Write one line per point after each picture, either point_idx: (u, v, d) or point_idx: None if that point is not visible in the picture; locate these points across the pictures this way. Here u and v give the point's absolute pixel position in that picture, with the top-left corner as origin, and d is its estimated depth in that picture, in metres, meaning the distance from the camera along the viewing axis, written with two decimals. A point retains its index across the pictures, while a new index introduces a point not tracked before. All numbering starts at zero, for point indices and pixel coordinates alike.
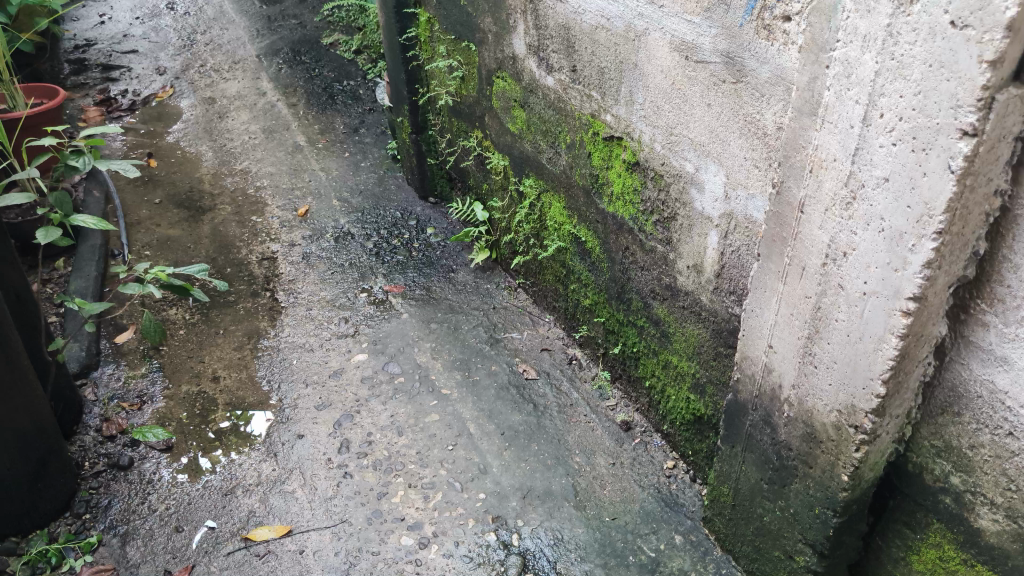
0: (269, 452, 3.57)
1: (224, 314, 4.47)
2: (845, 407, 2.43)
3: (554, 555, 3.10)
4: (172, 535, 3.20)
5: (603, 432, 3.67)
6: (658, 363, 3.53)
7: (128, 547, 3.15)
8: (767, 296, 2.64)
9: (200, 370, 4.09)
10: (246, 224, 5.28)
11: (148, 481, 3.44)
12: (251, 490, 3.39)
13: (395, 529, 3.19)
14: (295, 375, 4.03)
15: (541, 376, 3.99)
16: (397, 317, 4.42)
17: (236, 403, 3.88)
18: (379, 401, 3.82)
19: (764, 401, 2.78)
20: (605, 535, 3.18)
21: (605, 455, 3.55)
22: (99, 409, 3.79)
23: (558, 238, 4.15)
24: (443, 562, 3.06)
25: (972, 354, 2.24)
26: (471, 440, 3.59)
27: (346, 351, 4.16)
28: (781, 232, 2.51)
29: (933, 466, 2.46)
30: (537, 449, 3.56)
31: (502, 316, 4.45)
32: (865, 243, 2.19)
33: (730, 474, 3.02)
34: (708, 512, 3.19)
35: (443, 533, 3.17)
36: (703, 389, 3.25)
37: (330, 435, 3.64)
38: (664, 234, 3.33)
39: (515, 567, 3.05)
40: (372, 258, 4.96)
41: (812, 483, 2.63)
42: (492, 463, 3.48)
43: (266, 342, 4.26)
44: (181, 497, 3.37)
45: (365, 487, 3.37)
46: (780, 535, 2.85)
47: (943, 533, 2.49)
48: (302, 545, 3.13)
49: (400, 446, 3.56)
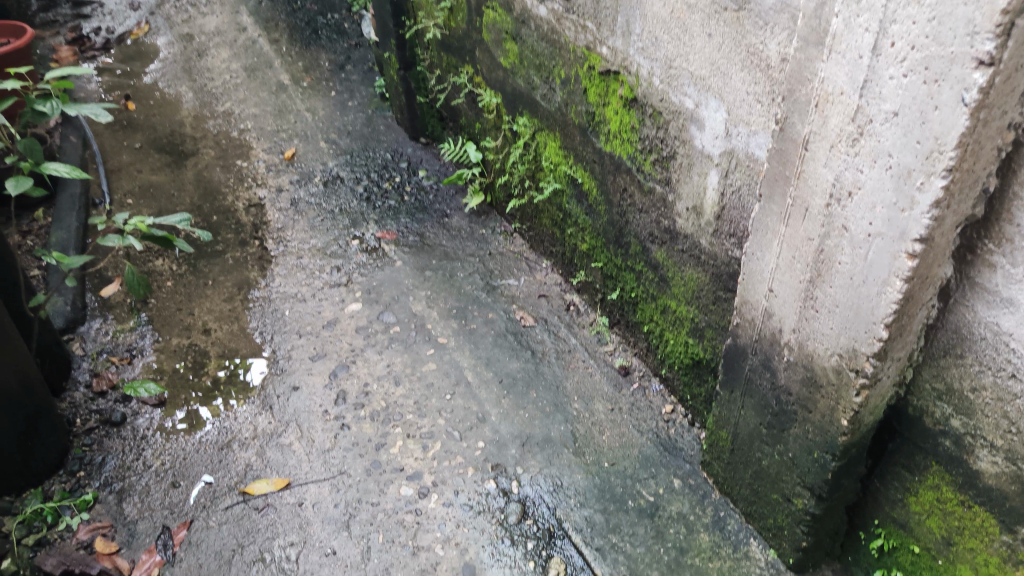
0: (264, 405, 3.54)
1: (212, 264, 4.38)
2: (846, 351, 2.36)
3: (554, 501, 3.09)
4: (169, 491, 3.20)
5: (601, 378, 3.64)
6: (656, 309, 3.47)
7: (125, 504, 3.15)
8: (768, 238, 2.56)
9: (191, 323, 4.02)
10: (230, 170, 5.13)
11: (142, 437, 3.44)
12: (248, 444, 3.38)
13: (395, 479, 3.18)
14: (288, 326, 3.96)
15: (539, 323, 3.93)
16: (391, 265, 4.33)
17: (229, 355, 3.83)
18: (375, 351, 3.77)
19: (764, 345, 2.72)
20: (605, 481, 3.17)
21: (603, 401, 3.52)
22: (88, 365, 3.75)
23: (554, 179, 4.03)
24: (443, 511, 3.06)
25: (977, 295, 2.17)
26: (469, 389, 3.56)
27: (340, 301, 4.09)
28: (784, 171, 2.41)
29: (934, 409, 2.40)
30: (536, 396, 3.54)
31: (498, 262, 4.36)
32: (871, 183, 2.10)
33: (729, 418, 2.99)
34: (707, 457, 3.17)
35: (443, 482, 3.17)
36: (702, 334, 3.19)
37: (325, 386, 3.60)
38: (662, 174, 3.22)
39: (514, 514, 3.04)
40: (363, 203, 4.83)
41: (811, 427, 2.58)
42: (491, 412, 3.46)
43: (256, 293, 4.18)
44: (176, 453, 3.36)
45: (363, 438, 3.35)
46: (778, 479, 2.80)
47: (942, 474, 2.43)
48: (301, 498, 3.13)
49: (398, 396, 3.53)
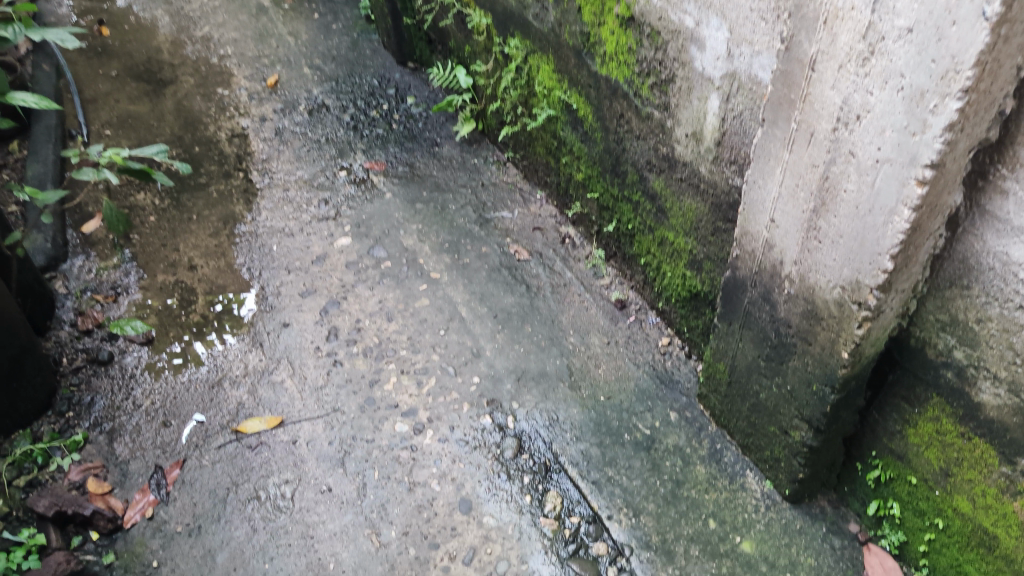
0: (254, 343, 3.48)
1: (196, 198, 4.24)
2: (849, 283, 2.22)
3: (549, 436, 3.07)
4: (160, 430, 3.18)
5: (597, 311, 3.57)
6: (653, 240, 3.38)
7: (116, 444, 3.13)
8: (771, 165, 2.43)
9: (176, 259, 3.91)
10: (211, 98, 4.92)
11: (130, 376, 3.39)
12: (238, 382, 3.33)
13: (389, 416, 3.15)
14: (277, 262, 3.86)
15: (534, 257, 3.84)
16: (380, 197, 4.19)
17: (217, 291, 3.74)
18: (366, 286, 3.69)
19: (764, 278, 2.59)
20: (601, 415, 3.13)
21: (599, 335, 3.47)
22: (73, 303, 3.67)
23: (547, 105, 3.86)
24: (439, 447, 3.04)
25: (987, 223, 2.05)
26: (463, 324, 3.50)
27: (328, 235, 3.98)
28: (789, 94, 2.27)
29: (937, 341, 2.28)
30: (531, 331, 3.48)
31: (491, 193, 4.23)
32: (881, 105, 1.96)
33: (727, 350, 2.88)
34: (704, 389, 3.12)
35: (438, 418, 3.14)
36: (700, 266, 3.10)
37: (316, 323, 3.53)
38: (660, 99, 3.07)
39: (511, 449, 3.03)
40: (350, 132, 4.66)
41: (811, 360, 2.45)
42: (486, 347, 3.40)
43: (243, 227, 4.06)
44: (166, 392, 3.32)
45: (356, 375, 3.31)
46: (776, 411, 2.70)
47: (942, 407, 2.32)
48: (295, 435, 3.11)
49: (391, 333, 3.47)
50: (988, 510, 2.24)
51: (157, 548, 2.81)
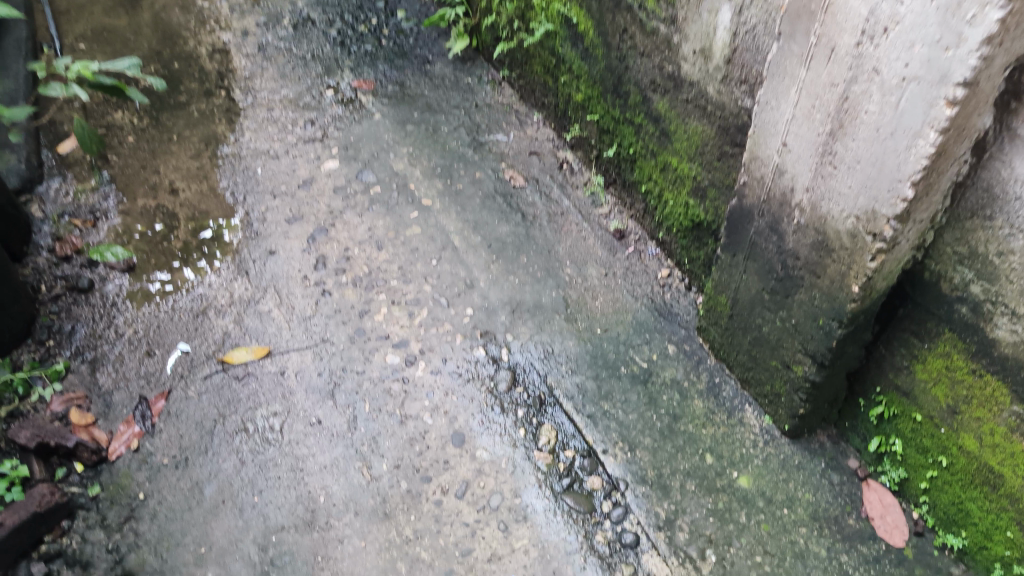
0: (239, 271, 3.35)
1: (176, 117, 4.03)
2: (864, 213, 2.05)
3: (544, 368, 2.99)
4: (144, 360, 3.08)
5: (595, 242, 3.43)
6: (656, 167, 3.21)
7: (99, 374, 3.05)
8: (785, 85, 2.20)
9: (157, 182, 3.73)
10: (190, 11, 4.63)
11: (112, 305, 3.27)
12: (224, 311, 3.22)
13: (380, 347, 3.06)
14: (262, 186, 3.69)
15: (530, 184, 3.67)
16: (369, 119, 3.98)
17: (200, 217, 3.58)
18: (354, 213, 3.53)
19: (772, 207, 2.41)
20: (598, 348, 3.04)
21: (597, 266, 3.34)
22: (50, 228, 3.51)
23: (546, 19, 3.62)
24: (432, 379, 2.96)
25: (1018, 148, 1.85)
26: (455, 254, 3.37)
27: (315, 159, 3.79)
28: (809, 4, 2.03)
29: (954, 274, 2.11)
30: (526, 262, 3.34)
31: (486, 115, 4.02)
32: (912, 14, 1.74)
33: (730, 283, 2.74)
34: (703, 322, 3.00)
35: (430, 350, 3.05)
36: (704, 194, 2.94)
37: (304, 251, 3.40)
38: (667, 12, 2.86)
39: (505, 382, 2.95)
40: (337, 48, 4.40)
41: (818, 294, 2.31)
42: (479, 278, 3.28)
43: (225, 149, 3.86)
44: (149, 321, 3.21)
45: (346, 306, 3.19)
46: (778, 345, 2.57)
47: (953, 343, 2.18)
48: (283, 366, 3.02)
49: (381, 262, 3.34)
50: (994, 448, 2.13)
51: (144, 480, 2.77)
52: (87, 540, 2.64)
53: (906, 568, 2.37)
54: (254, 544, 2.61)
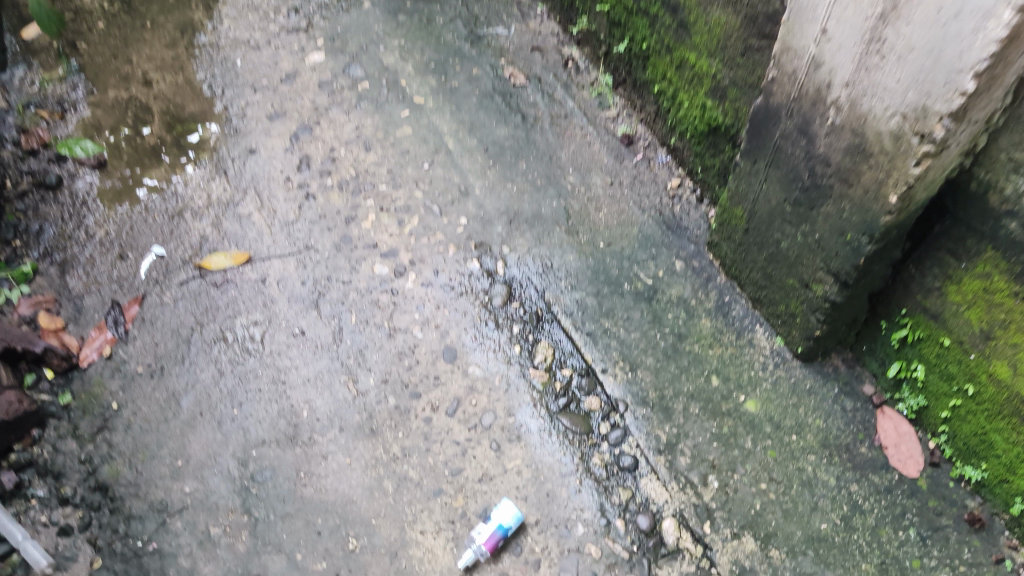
0: (217, 171, 3.11)
1: (149, 2, 3.69)
2: (912, 111, 1.77)
3: (543, 284, 2.78)
4: (116, 264, 2.89)
5: (601, 148, 3.17)
6: (671, 64, 2.91)
7: (69, 277, 2.86)
8: None
9: (129, 72, 3.44)
10: None
11: (82, 204, 3.04)
12: (201, 214, 3.00)
13: (367, 257, 2.85)
14: (241, 79, 3.39)
15: (532, 83, 3.38)
16: (358, 7, 3.65)
17: (175, 112, 3.30)
18: (341, 111, 3.26)
19: (804, 106, 2.12)
20: (600, 262, 2.81)
21: (602, 174, 3.08)
22: (14, 120, 3.25)
23: None
24: (423, 292, 2.77)
25: None
26: (450, 157, 3.12)
27: (299, 50, 3.49)
28: None
29: (1005, 185, 1.86)
30: (526, 168, 3.09)
31: (486, 6, 3.68)
32: None
33: (748, 193, 2.48)
34: (714, 237, 2.76)
35: (421, 261, 2.84)
36: (724, 94, 2.66)
37: (286, 151, 3.15)
38: None
39: (500, 297, 2.75)
40: None
41: (849, 206, 2.06)
42: (475, 185, 3.04)
43: (203, 38, 3.54)
44: (121, 222, 2.99)
45: (331, 211, 2.97)
46: (798, 262, 2.34)
47: (996, 262, 1.97)
48: (264, 274, 2.83)
49: (369, 165, 3.09)
50: None
51: (118, 390, 2.63)
52: (60, 450, 2.52)
53: (918, 500, 2.26)
54: (234, 458, 2.49)
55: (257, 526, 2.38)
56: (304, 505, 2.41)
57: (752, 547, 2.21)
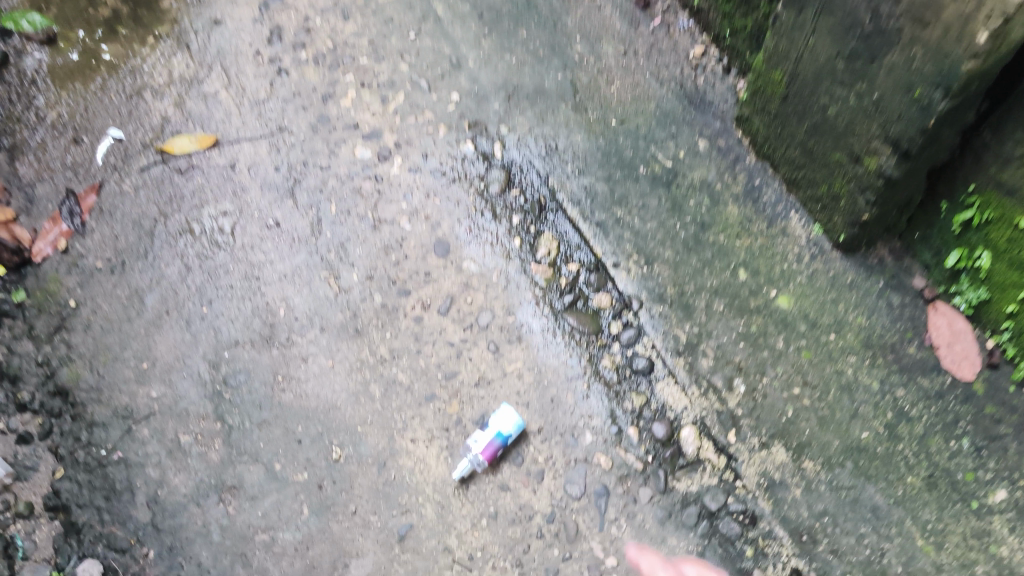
0: (179, 44, 2.74)
1: None
2: None
3: (546, 168, 2.41)
4: (70, 148, 2.57)
5: (614, 14, 2.71)
6: None
7: (19, 164, 2.55)
8: None
9: None
10: None
11: (30, 83, 2.70)
12: (162, 93, 2.65)
13: (348, 139, 2.52)
14: None
15: None
16: None
17: None
18: None
19: None
20: (611, 143, 2.42)
21: (614, 43, 2.64)
22: None
23: None
24: (411, 179, 2.44)
25: None
26: (439, 26, 2.73)
27: None
28: None
29: None
30: (527, 36, 2.68)
31: None
32: None
33: (790, 52, 2.09)
34: (745, 110, 2.36)
35: (408, 143, 2.50)
36: None
37: (255, 21, 2.76)
38: None
39: (497, 183, 2.41)
40: None
41: (919, 52, 1.69)
42: (468, 57, 2.65)
43: None
44: (74, 103, 2.65)
45: (306, 88, 2.62)
46: (846, 133, 1.99)
47: None
48: (234, 159, 2.51)
49: (349, 36, 2.71)
50: None
51: (75, 286, 2.36)
52: (14, 352, 2.28)
53: (973, 406, 2.00)
54: (204, 361, 2.24)
55: (231, 434, 2.16)
56: (283, 411, 2.17)
57: (783, 458, 1.98)
